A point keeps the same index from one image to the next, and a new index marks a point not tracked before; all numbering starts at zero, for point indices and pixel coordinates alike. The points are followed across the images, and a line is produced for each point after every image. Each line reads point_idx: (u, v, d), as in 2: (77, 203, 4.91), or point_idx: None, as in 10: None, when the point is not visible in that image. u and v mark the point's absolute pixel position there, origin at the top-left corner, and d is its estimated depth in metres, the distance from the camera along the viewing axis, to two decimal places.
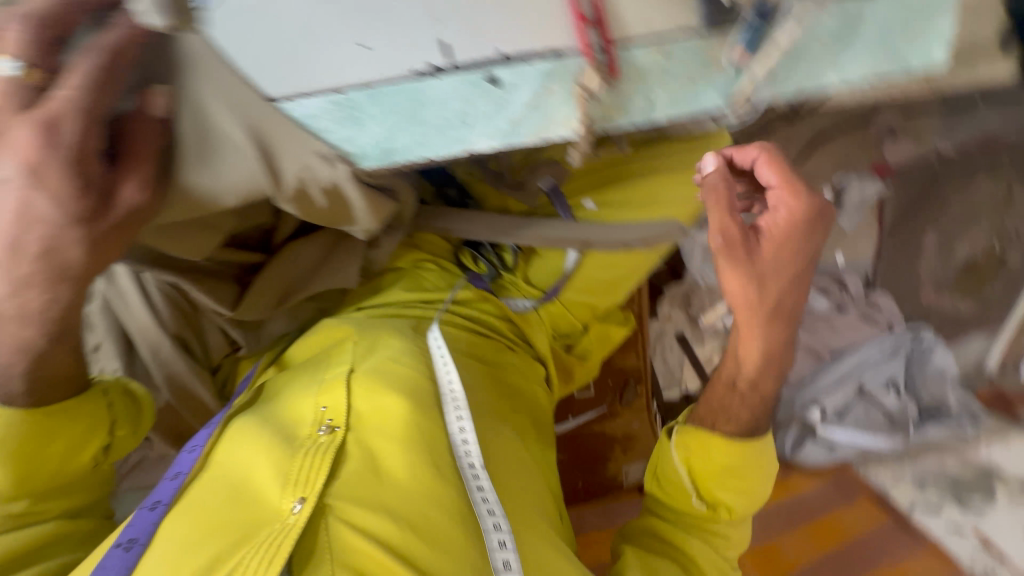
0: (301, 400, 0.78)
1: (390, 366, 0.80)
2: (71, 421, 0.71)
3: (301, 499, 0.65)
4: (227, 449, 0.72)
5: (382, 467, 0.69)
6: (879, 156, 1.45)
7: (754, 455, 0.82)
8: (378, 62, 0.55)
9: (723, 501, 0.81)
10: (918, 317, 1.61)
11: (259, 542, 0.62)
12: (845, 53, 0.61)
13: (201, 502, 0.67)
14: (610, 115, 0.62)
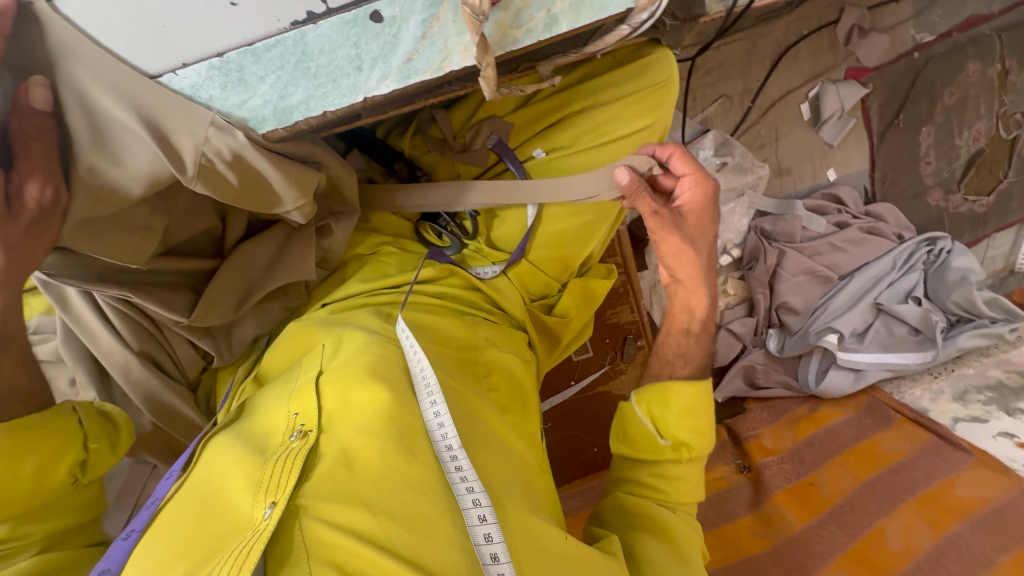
0: (270, 409, 0.69)
1: (359, 358, 0.71)
2: (39, 439, 0.68)
3: (271, 504, 0.56)
4: (204, 466, 0.64)
5: (356, 460, 0.60)
6: (852, 58, 1.37)
7: (705, 391, 0.82)
8: (250, 19, 0.52)
9: (687, 442, 0.79)
10: (931, 224, 1.51)
11: (230, 552, 0.53)
12: None
13: (170, 523, 0.59)
14: (510, 35, 0.60)
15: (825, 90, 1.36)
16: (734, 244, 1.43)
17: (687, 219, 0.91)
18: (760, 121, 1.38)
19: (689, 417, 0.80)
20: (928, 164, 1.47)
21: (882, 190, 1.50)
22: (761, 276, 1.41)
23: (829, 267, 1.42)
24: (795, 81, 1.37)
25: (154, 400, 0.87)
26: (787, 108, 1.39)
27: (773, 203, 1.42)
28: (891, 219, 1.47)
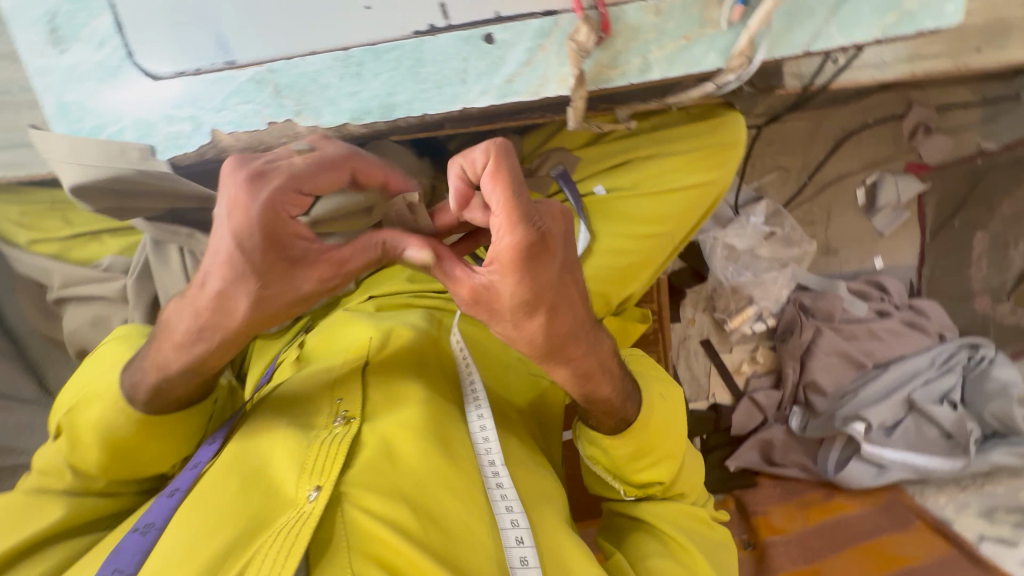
0: (308, 386, 0.69)
1: (404, 354, 0.72)
2: (170, 431, 0.65)
3: (316, 488, 0.56)
4: (242, 438, 0.63)
5: (399, 454, 0.61)
6: (912, 154, 1.39)
7: (653, 425, 0.71)
8: (380, 22, 0.59)
9: (654, 477, 0.74)
10: (976, 330, 1.47)
11: (275, 531, 0.53)
12: (846, 9, 0.66)
13: (210, 490, 0.57)
14: (605, 74, 0.64)
15: (882, 179, 1.38)
16: (771, 313, 1.42)
17: (500, 293, 0.52)
18: (813, 199, 1.41)
19: (636, 452, 0.71)
20: (980, 269, 1.43)
21: (928, 286, 1.50)
22: (793, 348, 1.41)
23: (864, 353, 1.39)
24: (853, 166, 1.40)
25: None
26: (842, 190, 1.41)
27: (815, 280, 1.42)
28: (936, 317, 1.44)
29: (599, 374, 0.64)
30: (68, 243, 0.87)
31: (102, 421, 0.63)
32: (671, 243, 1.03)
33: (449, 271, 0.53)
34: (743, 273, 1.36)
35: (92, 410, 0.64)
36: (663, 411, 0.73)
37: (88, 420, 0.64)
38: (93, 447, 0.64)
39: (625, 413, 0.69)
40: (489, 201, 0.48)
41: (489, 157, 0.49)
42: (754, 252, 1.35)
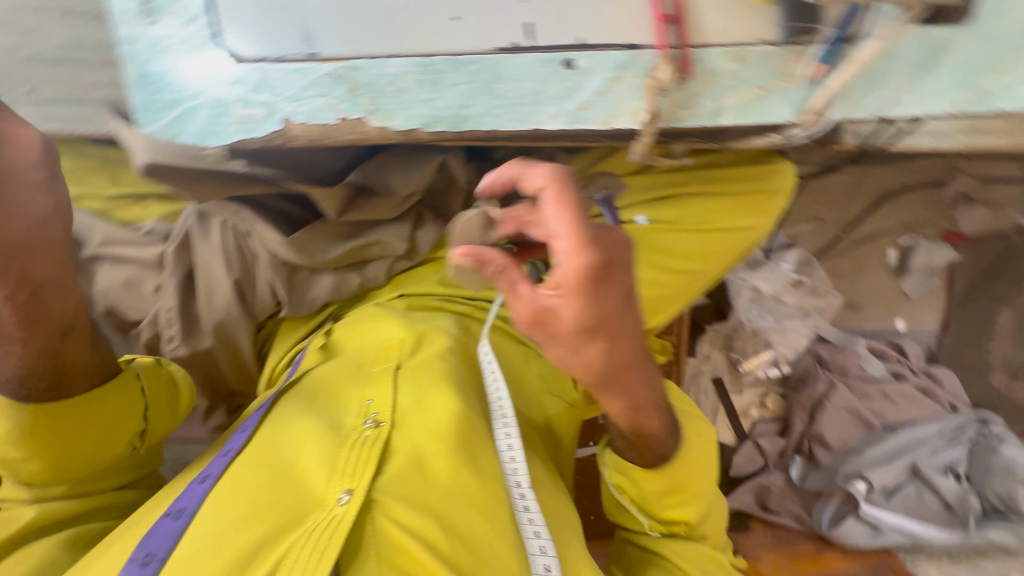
0: (345, 387, 0.75)
1: (435, 365, 0.76)
2: (88, 419, 0.72)
3: (347, 492, 0.60)
4: (274, 432, 0.68)
5: (427, 464, 0.65)
6: (950, 222, 1.37)
7: (688, 465, 0.72)
8: (465, 34, 0.59)
9: (679, 516, 0.75)
10: (987, 403, 1.48)
11: (306, 531, 0.57)
12: (925, 81, 0.65)
13: (244, 481, 0.61)
14: (678, 113, 0.64)
15: (917, 243, 1.38)
16: (788, 360, 1.41)
17: (564, 315, 0.51)
18: (845, 252, 1.40)
19: (668, 489, 0.72)
20: (1001, 345, 1.45)
21: (947, 354, 1.48)
22: (804, 400, 1.40)
23: (874, 413, 1.37)
24: (890, 226, 1.39)
25: (222, 329, 0.90)
26: (875, 248, 1.40)
27: (836, 333, 1.42)
28: (949, 386, 1.43)
29: (647, 410, 0.65)
30: (113, 202, 0.91)
31: (14, 429, 0.69)
32: (704, 280, 1.04)
33: (511, 284, 0.54)
34: (765, 317, 1.36)
35: (6, 427, 0.69)
36: (699, 449, 0.74)
37: (4, 439, 0.69)
38: (27, 458, 0.70)
39: (663, 449, 0.70)
40: (553, 224, 0.50)
41: (550, 181, 0.51)
42: (779, 297, 1.35)
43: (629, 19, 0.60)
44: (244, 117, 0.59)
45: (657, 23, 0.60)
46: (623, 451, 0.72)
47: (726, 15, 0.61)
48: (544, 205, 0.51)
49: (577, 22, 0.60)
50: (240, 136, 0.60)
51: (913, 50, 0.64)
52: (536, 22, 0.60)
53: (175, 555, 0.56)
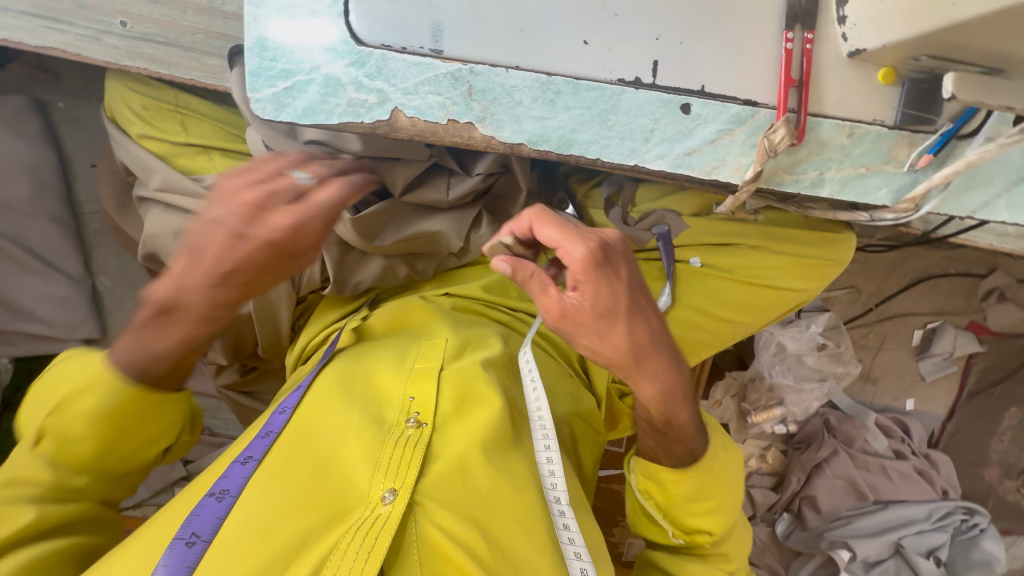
0: (384, 379, 0.73)
1: (480, 369, 0.74)
2: (157, 414, 0.65)
3: (392, 491, 0.60)
4: (315, 417, 0.67)
5: (470, 473, 0.64)
6: (979, 314, 1.40)
7: (716, 469, 0.73)
8: (590, 60, 0.58)
9: (703, 525, 0.74)
10: (976, 496, 1.50)
11: (350, 529, 0.58)
12: (1020, 190, 0.66)
13: (286, 469, 0.62)
14: (779, 176, 0.64)
15: (944, 328, 1.40)
16: (796, 419, 1.42)
17: (589, 307, 0.56)
18: (872, 325, 1.42)
19: (698, 490, 0.72)
20: (1000, 441, 1.48)
21: (948, 441, 1.50)
22: (805, 461, 1.39)
23: (869, 485, 1.37)
24: (921, 308, 1.41)
25: (264, 298, 0.89)
26: (901, 326, 1.42)
27: (847, 402, 1.44)
28: (944, 472, 1.43)
29: (674, 399, 0.66)
30: (177, 148, 0.88)
31: (103, 404, 0.61)
32: (742, 332, 1.04)
33: (541, 285, 0.55)
34: (785, 375, 1.36)
35: (92, 399, 0.61)
36: (721, 454, 0.74)
37: (83, 408, 0.61)
38: (89, 434, 0.61)
39: (692, 446, 0.71)
40: (555, 244, 0.55)
41: (541, 211, 0.57)
42: (801, 357, 1.36)
43: (754, 76, 0.60)
44: (354, 100, 0.58)
45: (784, 85, 0.59)
46: (648, 445, 0.73)
47: (849, 89, 0.61)
48: (539, 230, 0.56)
49: (703, 70, 0.59)
50: (345, 119, 0.58)
51: (1017, 158, 0.65)
52: (662, 60, 0.59)
53: (219, 537, 0.57)
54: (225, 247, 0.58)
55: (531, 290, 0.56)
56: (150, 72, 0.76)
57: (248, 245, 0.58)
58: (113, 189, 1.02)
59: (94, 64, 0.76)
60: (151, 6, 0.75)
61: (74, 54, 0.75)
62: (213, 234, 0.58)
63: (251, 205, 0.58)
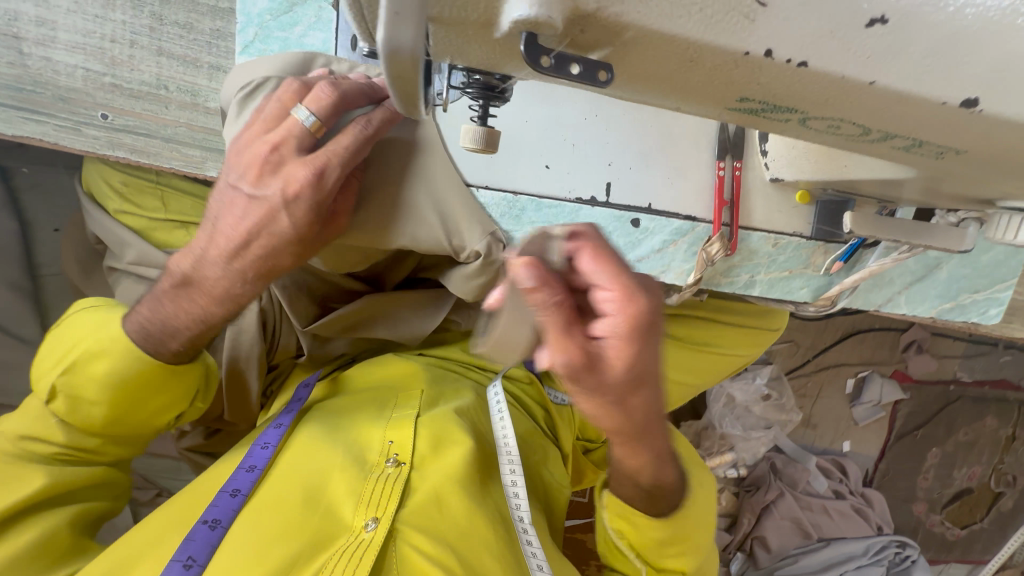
0: (368, 426, 0.77)
1: (454, 416, 0.81)
2: (167, 387, 0.62)
3: (374, 520, 0.64)
4: (300, 456, 0.71)
5: (445, 503, 0.69)
6: (901, 364, 1.56)
7: (695, 513, 0.71)
8: (553, 181, 0.66)
9: (675, 566, 0.73)
10: (906, 528, 1.65)
11: (335, 554, 0.61)
12: (917, 288, 0.78)
13: (273, 504, 0.64)
14: (717, 278, 0.74)
15: (872, 377, 1.55)
16: (746, 464, 1.51)
17: (616, 363, 0.41)
18: (810, 374, 1.55)
19: (671, 537, 0.70)
20: (925, 479, 1.63)
21: (881, 479, 1.63)
22: (754, 502, 1.48)
23: (813, 524, 1.47)
24: (851, 358, 1.55)
25: (234, 363, 0.90)
26: (835, 376, 1.56)
27: (791, 446, 1.55)
28: (878, 509, 1.56)
29: (664, 461, 0.64)
30: (155, 223, 0.90)
31: (112, 374, 0.60)
32: (694, 391, 1.13)
33: (568, 317, 0.40)
34: (735, 424, 1.46)
35: (98, 366, 0.60)
36: (703, 504, 0.72)
37: (91, 373, 0.60)
38: (96, 401, 0.61)
39: (672, 501, 0.69)
40: (280, 155, 0.50)
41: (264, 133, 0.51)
42: (748, 406, 1.47)
43: (693, 195, 0.69)
44: None
45: (717, 204, 0.68)
46: (628, 498, 0.68)
47: (772, 208, 0.70)
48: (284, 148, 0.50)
49: (651, 189, 0.68)
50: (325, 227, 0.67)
51: (913, 264, 0.76)
52: (615, 182, 0.67)
53: (211, 564, 0.59)
54: (224, 272, 0.55)
55: (552, 325, 0.40)
56: (131, 161, 0.78)
57: (262, 212, 0.52)
58: (79, 257, 1.02)
59: (73, 152, 0.78)
60: (134, 100, 0.77)
61: (54, 144, 0.76)
62: (228, 200, 0.53)
63: (257, 165, 0.51)
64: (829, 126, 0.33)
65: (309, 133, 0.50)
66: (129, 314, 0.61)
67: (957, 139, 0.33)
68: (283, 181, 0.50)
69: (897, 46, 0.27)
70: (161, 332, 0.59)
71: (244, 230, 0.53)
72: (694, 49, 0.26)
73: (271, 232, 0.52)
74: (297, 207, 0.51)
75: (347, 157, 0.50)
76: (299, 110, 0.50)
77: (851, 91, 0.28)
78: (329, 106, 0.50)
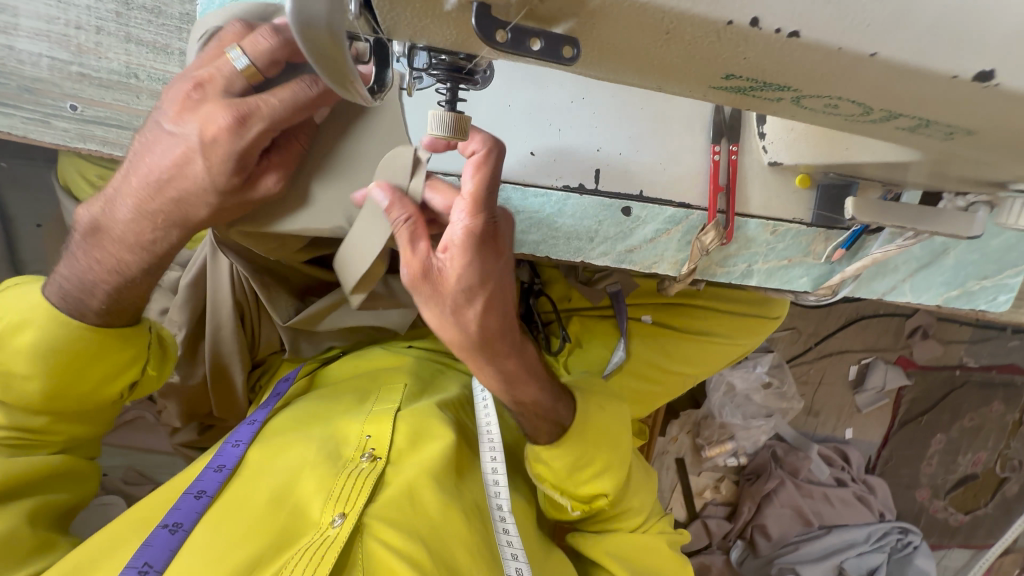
0: (346, 421, 0.76)
1: (433, 411, 0.81)
2: (109, 354, 0.59)
3: (341, 515, 0.63)
4: (274, 455, 0.71)
5: (419, 497, 0.68)
6: (907, 350, 1.52)
7: (590, 425, 0.73)
8: (539, 168, 0.62)
9: (600, 490, 0.74)
10: (909, 514, 1.63)
11: (301, 549, 0.59)
12: (923, 276, 0.75)
13: (239, 504, 0.64)
14: (713, 268, 0.70)
15: (875, 364, 1.52)
16: (746, 452, 1.49)
17: (452, 276, 0.53)
18: (813, 362, 1.52)
19: (577, 458, 0.72)
20: (929, 465, 1.61)
21: (884, 466, 1.61)
22: (754, 491, 1.47)
23: (814, 511, 1.45)
24: (855, 345, 1.52)
25: (218, 359, 0.89)
26: (838, 363, 1.53)
27: (793, 434, 1.53)
28: (880, 496, 1.54)
29: (531, 374, 0.68)
30: None
31: (40, 344, 0.56)
32: (691, 382, 1.10)
33: (414, 234, 0.53)
34: (735, 413, 1.44)
35: (25, 338, 0.56)
36: (599, 413, 0.75)
37: (18, 346, 0.56)
38: (30, 376, 0.57)
39: (559, 417, 0.72)
40: (207, 96, 0.49)
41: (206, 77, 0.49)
42: (749, 395, 1.45)
43: (686, 180, 0.65)
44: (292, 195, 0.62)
45: (712, 189, 0.65)
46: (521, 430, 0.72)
47: (771, 193, 0.67)
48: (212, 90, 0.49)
49: (642, 175, 0.64)
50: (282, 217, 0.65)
51: (918, 250, 0.73)
52: (604, 168, 0.63)
53: (169, 570, 0.57)
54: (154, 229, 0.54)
55: (402, 236, 0.53)
56: (102, 153, 0.75)
57: (180, 151, 0.50)
58: (61, 253, 0.99)
59: (43, 145, 0.75)
60: (103, 90, 0.74)
61: (21, 137, 0.73)
62: (152, 138, 0.52)
63: (180, 102, 0.49)
64: (825, 105, 0.30)
65: (243, 78, 0.49)
66: (51, 279, 0.58)
67: (969, 117, 0.29)
68: (200, 121, 0.49)
69: (902, 12, 0.24)
70: (79, 288, 0.56)
71: (160, 174, 0.51)
72: (670, 19, 0.23)
73: (189, 177, 0.51)
74: (217, 153, 0.49)
75: (278, 112, 0.49)
76: (234, 50, 0.48)
77: (848, 65, 0.25)
78: (267, 51, 0.47)
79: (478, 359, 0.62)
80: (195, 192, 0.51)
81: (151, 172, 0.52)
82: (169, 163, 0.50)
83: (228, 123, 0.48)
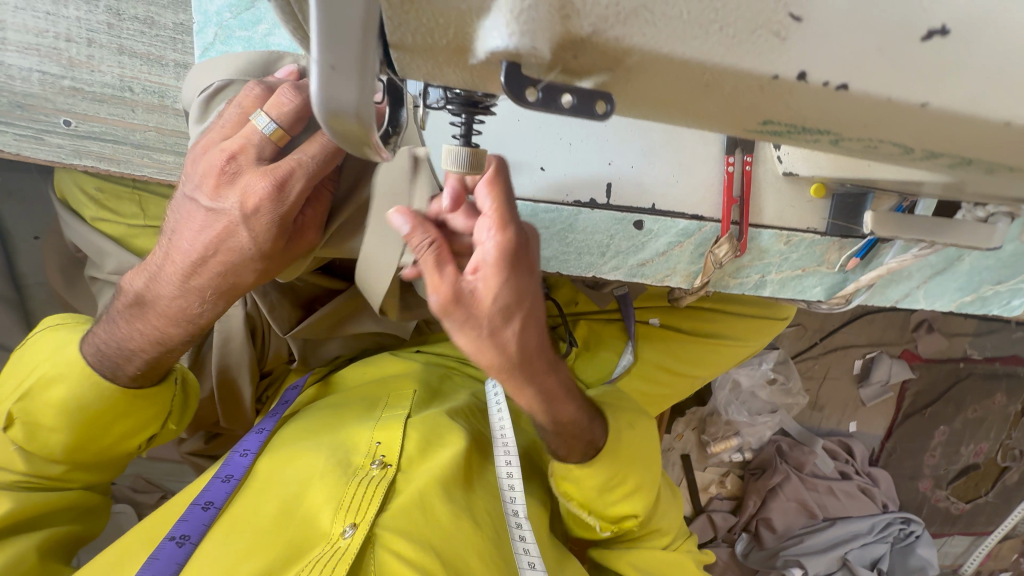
0: (357, 428, 0.76)
1: (445, 419, 0.80)
2: (136, 410, 0.60)
3: (352, 526, 0.62)
4: (285, 466, 0.70)
5: (432, 508, 0.67)
6: (911, 343, 1.53)
7: (622, 445, 0.72)
8: (548, 184, 0.61)
9: (628, 511, 0.73)
10: (911, 504, 1.65)
11: (311, 561, 0.59)
12: (938, 282, 0.74)
13: (250, 518, 0.63)
14: (725, 280, 0.70)
15: (880, 358, 1.52)
16: (751, 447, 1.50)
17: (486, 297, 0.49)
18: (818, 357, 1.52)
19: (610, 479, 0.71)
20: (932, 456, 1.62)
21: (887, 458, 1.62)
22: (760, 485, 1.48)
23: (818, 504, 1.46)
24: (859, 339, 1.52)
25: (225, 372, 0.87)
26: (843, 358, 1.53)
27: (797, 428, 1.53)
28: (884, 487, 1.56)
29: (562, 394, 0.65)
30: (134, 230, 0.86)
31: (69, 401, 0.57)
32: (700, 382, 1.10)
33: (441, 257, 0.48)
34: (740, 410, 1.45)
35: (55, 391, 0.57)
36: (631, 433, 0.74)
37: (48, 401, 0.57)
38: (56, 429, 0.58)
39: (592, 437, 0.70)
40: (241, 170, 0.48)
41: (226, 147, 0.48)
42: (754, 391, 1.46)
43: (699, 192, 0.64)
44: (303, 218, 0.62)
45: (726, 202, 0.63)
46: (553, 451, 0.70)
47: (785, 203, 0.65)
48: (244, 162, 0.48)
49: (654, 188, 0.63)
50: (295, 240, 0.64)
51: (933, 258, 0.71)
52: (615, 182, 0.62)
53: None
54: (179, 282, 0.53)
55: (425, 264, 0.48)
56: (99, 169, 0.73)
57: (222, 226, 0.49)
58: (60, 265, 0.97)
59: (37, 162, 0.73)
60: (97, 104, 0.71)
61: (15, 154, 0.71)
62: (185, 212, 0.51)
63: (213, 176, 0.48)
64: (864, 146, 0.29)
65: (271, 142, 0.48)
66: (87, 335, 0.59)
67: (1013, 158, 0.28)
68: (240, 194, 0.48)
69: (961, 64, 0.22)
70: (117, 355, 0.57)
71: (197, 243, 0.51)
72: (710, 74, 0.22)
73: (234, 247, 0.50)
74: (262, 221, 0.49)
75: (312, 168, 0.48)
76: (259, 116, 0.48)
77: (896, 113, 0.24)
78: (292, 112, 0.48)
79: (509, 382, 0.58)
80: (236, 260, 0.51)
81: (190, 244, 0.51)
82: (207, 238, 0.50)
83: (270, 191, 0.48)
